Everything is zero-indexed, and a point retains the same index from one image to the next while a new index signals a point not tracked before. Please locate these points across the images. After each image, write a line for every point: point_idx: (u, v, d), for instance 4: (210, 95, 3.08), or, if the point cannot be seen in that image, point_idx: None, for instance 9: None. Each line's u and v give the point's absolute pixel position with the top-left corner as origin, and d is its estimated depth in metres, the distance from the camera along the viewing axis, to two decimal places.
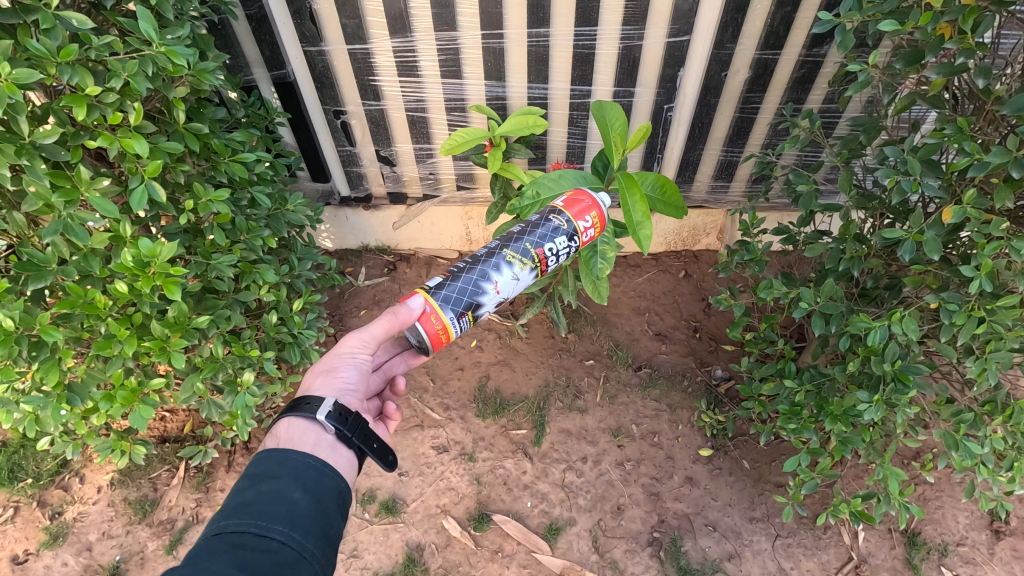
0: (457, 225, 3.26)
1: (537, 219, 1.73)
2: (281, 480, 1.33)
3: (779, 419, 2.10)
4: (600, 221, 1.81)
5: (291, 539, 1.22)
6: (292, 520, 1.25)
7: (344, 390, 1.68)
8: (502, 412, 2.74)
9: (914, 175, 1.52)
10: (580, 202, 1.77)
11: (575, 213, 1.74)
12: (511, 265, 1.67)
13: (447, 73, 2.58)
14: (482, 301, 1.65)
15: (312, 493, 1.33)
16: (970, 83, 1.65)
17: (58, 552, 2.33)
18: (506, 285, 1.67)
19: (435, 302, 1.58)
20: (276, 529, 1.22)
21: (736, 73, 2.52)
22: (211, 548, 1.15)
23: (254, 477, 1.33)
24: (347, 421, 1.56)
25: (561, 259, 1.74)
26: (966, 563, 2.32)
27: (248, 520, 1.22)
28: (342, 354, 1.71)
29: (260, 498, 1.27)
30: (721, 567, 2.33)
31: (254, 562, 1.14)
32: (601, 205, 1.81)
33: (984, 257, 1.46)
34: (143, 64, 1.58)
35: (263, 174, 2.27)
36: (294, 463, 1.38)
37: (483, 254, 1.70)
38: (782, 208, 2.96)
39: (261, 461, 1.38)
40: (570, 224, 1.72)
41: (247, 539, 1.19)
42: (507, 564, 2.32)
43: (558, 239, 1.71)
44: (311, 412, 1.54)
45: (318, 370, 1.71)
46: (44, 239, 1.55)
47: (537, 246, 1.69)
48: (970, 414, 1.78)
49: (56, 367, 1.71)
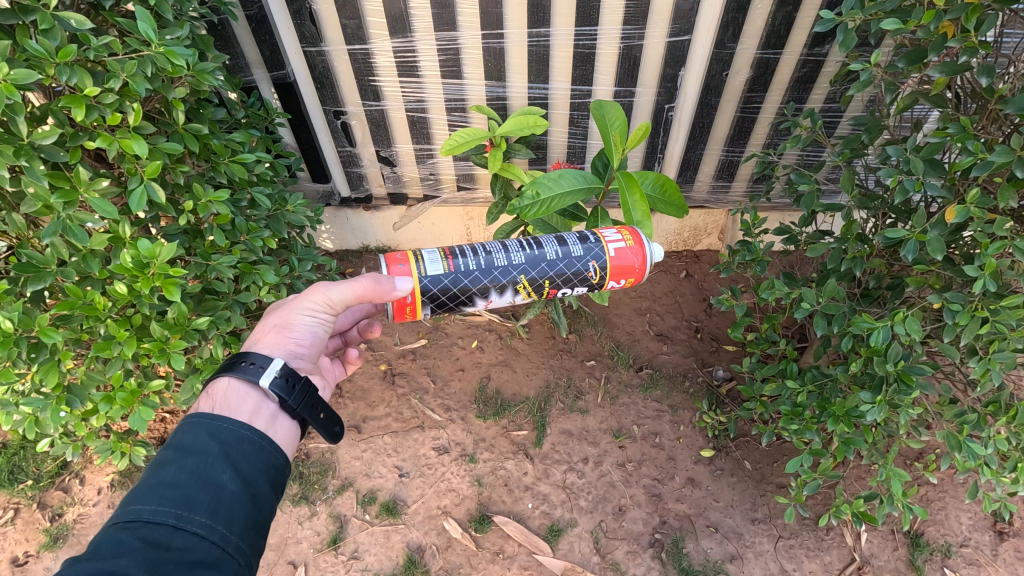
0: (458, 225, 3.26)
1: (576, 258, 1.69)
2: (209, 459, 1.27)
3: (781, 420, 2.09)
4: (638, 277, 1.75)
5: (213, 532, 1.18)
6: (215, 509, 1.21)
7: (294, 351, 1.64)
8: (503, 413, 2.73)
9: (918, 174, 1.51)
10: (630, 263, 1.71)
11: (614, 276, 1.72)
12: (516, 294, 1.71)
13: (447, 73, 2.58)
14: (467, 307, 1.71)
15: (241, 475, 1.29)
16: (973, 81, 1.64)
17: (58, 554, 2.33)
18: (498, 305, 1.73)
19: (421, 299, 1.62)
20: (195, 521, 1.18)
21: (738, 72, 2.51)
22: (122, 540, 1.11)
23: (178, 453, 1.27)
24: (293, 391, 1.52)
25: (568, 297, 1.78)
26: (970, 564, 2.31)
27: (164, 509, 1.17)
28: (299, 311, 1.65)
29: (182, 481, 1.22)
30: (723, 568, 2.31)
31: (169, 560, 1.11)
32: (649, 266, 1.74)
33: (988, 257, 1.45)
34: (142, 65, 1.57)
35: (264, 174, 2.26)
36: (224, 438, 1.32)
37: (499, 270, 1.67)
38: (784, 208, 2.95)
39: (189, 432, 1.31)
40: (601, 279, 1.71)
41: (162, 532, 1.15)
42: (508, 565, 2.31)
43: (579, 286, 1.72)
44: (254, 376, 1.49)
45: (272, 323, 1.64)
46: (43, 240, 1.55)
47: (552, 287, 1.70)
48: (974, 414, 1.77)
49: (55, 368, 1.71)
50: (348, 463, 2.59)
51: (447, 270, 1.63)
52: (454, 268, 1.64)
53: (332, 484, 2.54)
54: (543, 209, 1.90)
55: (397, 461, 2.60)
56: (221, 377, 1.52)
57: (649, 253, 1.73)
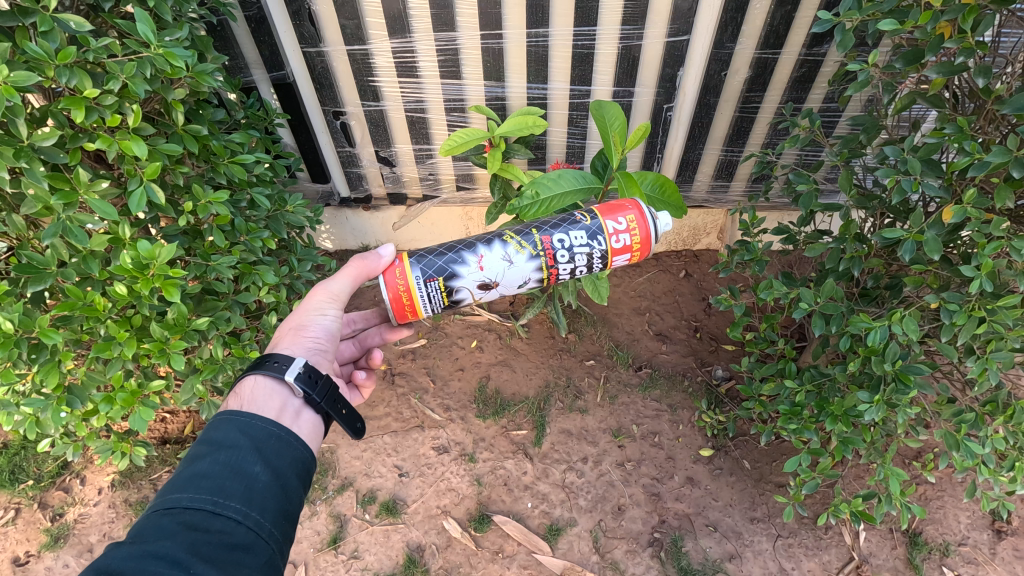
0: (457, 225, 3.26)
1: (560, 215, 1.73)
2: (240, 452, 1.28)
3: (780, 419, 2.10)
4: (642, 239, 1.67)
5: (248, 518, 1.19)
6: (249, 498, 1.22)
7: (312, 346, 1.67)
8: (502, 413, 2.74)
9: (915, 174, 1.51)
10: (621, 206, 1.69)
11: (608, 215, 1.66)
12: (507, 245, 1.67)
13: (446, 73, 2.58)
14: (460, 271, 1.66)
15: (272, 467, 1.30)
16: (971, 81, 1.64)
17: (59, 553, 2.33)
18: (492, 262, 1.66)
19: (407, 259, 1.65)
20: (231, 507, 1.18)
21: (736, 72, 2.51)
22: (162, 527, 1.12)
23: (210, 446, 1.28)
24: (316, 386, 1.54)
25: (571, 257, 1.66)
26: (968, 562, 2.31)
27: (201, 496, 1.18)
28: (311, 311, 1.72)
29: (215, 471, 1.23)
30: (722, 567, 2.32)
31: (207, 543, 1.11)
32: (648, 221, 1.68)
33: (984, 257, 1.46)
34: (142, 66, 1.58)
35: (263, 175, 2.27)
36: (255, 432, 1.33)
37: (485, 233, 1.74)
38: (783, 207, 2.95)
39: (221, 428, 1.33)
40: (595, 219, 1.66)
41: (200, 517, 1.15)
42: (508, 565, 2.32)
43: (572, 231, 1.66)
44: (279, 372, 1.52)
45: (284, 328, 1.70)
46: (43, 241, 1.55)
47: (542, 233, 1.67)
48: (971, 414, 1.78)
49: (55, 369, 1.71)
50: (348, 463, 2.60)
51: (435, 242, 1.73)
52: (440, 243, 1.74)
53: (332, 484, 2.55)
54: (542, 209, 1.90)
55: (397, 461, 2.61)
56: (243, 381, 1.54)
57: (638, 200, 1.72)
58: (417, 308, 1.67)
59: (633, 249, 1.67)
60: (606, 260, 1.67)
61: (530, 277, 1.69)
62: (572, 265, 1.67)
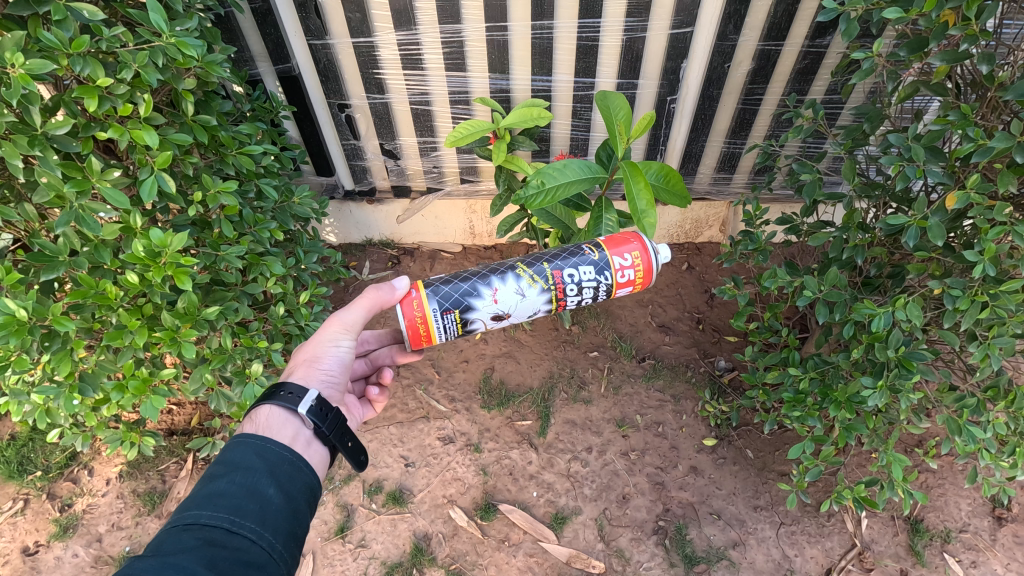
0: (461, 218, 3.28)
1: (570, 247, 1.71)
2: (256, 473, 1.30)
3: (784, 407, 2.12)
4: (645, 273, 1.68)
5: (261, 538, 1.21)
6: (263, 518, 1.24)
7: (324, 380, 1.68)
8: (507, 403, 2.76)
9: (919, 161, 1.53)
10: (625, 240, 1.69)
11: (615, 248, 1.66)
12: (519, 278, 1.66)
13: (451, 66, 2.59)
14: (474, 303, 1.65)
15: (285, 490, 1.32)
16: (974, 71, 1.66)
17: (69, 543, 2.35)
18: (505, 296, 1.65)
19: (425, 291, 1.64)
20: (246, 527, 1.20)
21: (740, 64, 2.53)
22: (181, 541, 1.13)
23: (226, 467, 1.31)
24: (326, 418, 1.54)
25: (580, 291, 1.67)
26: (969, 549, 2.34)
27: (219, 514, 1.20)
28: (325, 342, 1.70)
29: (231, 490, 1.25)
30: (726, 555, 2.35)
31: (224, 559, 1.13)
32: (651, 256, 1.68)
33: (988, 242, 1.48)
34: (154, 55, 1.60)
35: (270, 166, 2.28)
36: (269, 455, 1.36)
37: (497, 261, 1.72)
38: (786, 199, 2.97)
39: (237, 450, 1.35)
40: (602, 255, 1.66)
41: (218, 535, 1.17)
42: (513, 553, 2.35)
43: (583, 267, 1.65)
44: (293, 404, 1.51)
45: (299, 358, 1.69)
46: (56, 230, 1.56)
47: (554, 267, 1.66)
48: (973, 399, 1.80)
49: (68, 357, 1.73)
50: None
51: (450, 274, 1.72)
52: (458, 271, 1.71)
53: (339, 474, 2.56)
54: (547, 198, 1.90)
55: (403, 451, 2.63)
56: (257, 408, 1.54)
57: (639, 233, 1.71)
58: (432, 328, 1.65)
59: (636, 281, 1.68)
60: (612, 292, 1.68)
61: (541, 308, 1.69)
62: (580, 297, 1.68)
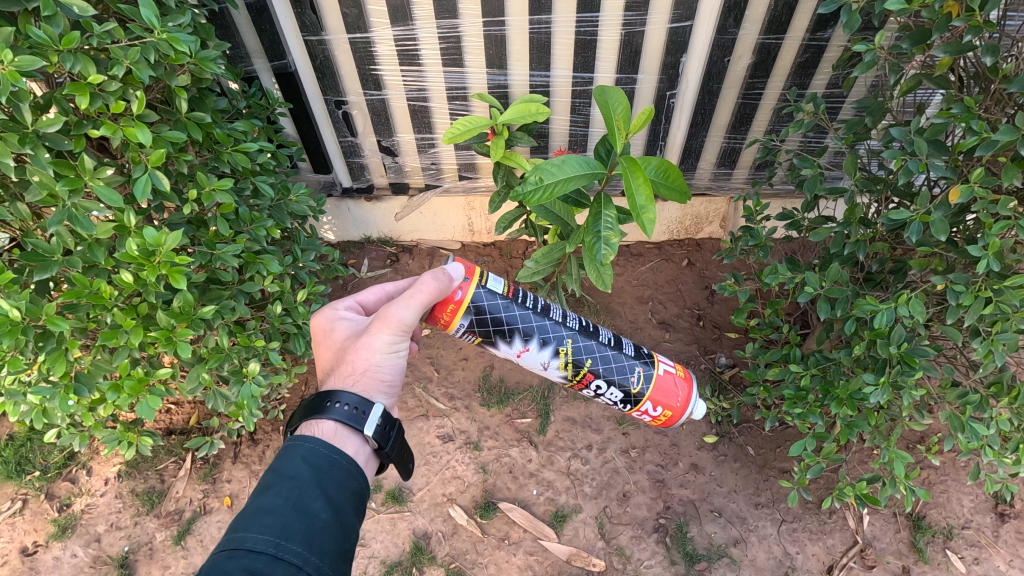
0: (459, 215, 3.26)
1: (625, 359, 1.81)
2: (303, 486, 1.30)
3: (785, 404, 2.11)
4: (663, 420, 1.90)
5: (307, 563, 1.19)
6: (309, 538, 1.23)
7: (386, 390, 1.63)
8: (506, 401, 2.74)
9: (922, 155, 1.51)
10: (674, 393, 1.84)
11: (654, 394, 1.83)
12: (554, 357, 1.76)
13: (448, 61, 2.57)
14: (501, 346, 1.71)
15: (332, 504, 1.31)
16: (977, 63, 1.64)
17: (68, 543, 2.35)
18: (529, 357, 1.75)
19: (466, 301, 1.61)
20: (292, 550, 1.19)
21: (739, 58, 2.50)
22: (229, 567, 1.12)
23: (276, 477, 1.31)
24: (389, 438, 1.53)
25: (596, 393, 1.84)
26: (971, 545, 2.33)
27: (265, 536, 1.19)
28: (382, 348, 1.60)
29: (280, 507, 1.25)
30: (727, 552, 2.34)
31: None
32: (683, 415, 1.87)
33: (992, 237, 1.45)
34: (146, 51, 1.58)
35: (266, 164, 2.26)
36: (318, 461, 1.36)
37: (551, 318, 1.75)
38: (787, 194, 2.94)
39: (286, 459, 1.35)
40: (640, 392, 1.82)
41: (264, 561, 1.15)
42: (513, 551, 2.34)
43: (614, 388, 1.81)
44: (360, 423, 1.48)
45: (357, 363, 1.58)
46: (49, 229, 1.55)
47: (588, 368, 1.79)
48: (976, 396, 1.78)
49: (63, 357, 1.71)
50: None
51: (506, 295, 1.67)
52: (514, 301, 1.68)
53: None
54: (545, 194, 1.84)
55: None
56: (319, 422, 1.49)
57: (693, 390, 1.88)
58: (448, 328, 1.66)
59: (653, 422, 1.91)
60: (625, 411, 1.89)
61: (555, 379, 1.85)
62: (594, 395, 1.86)
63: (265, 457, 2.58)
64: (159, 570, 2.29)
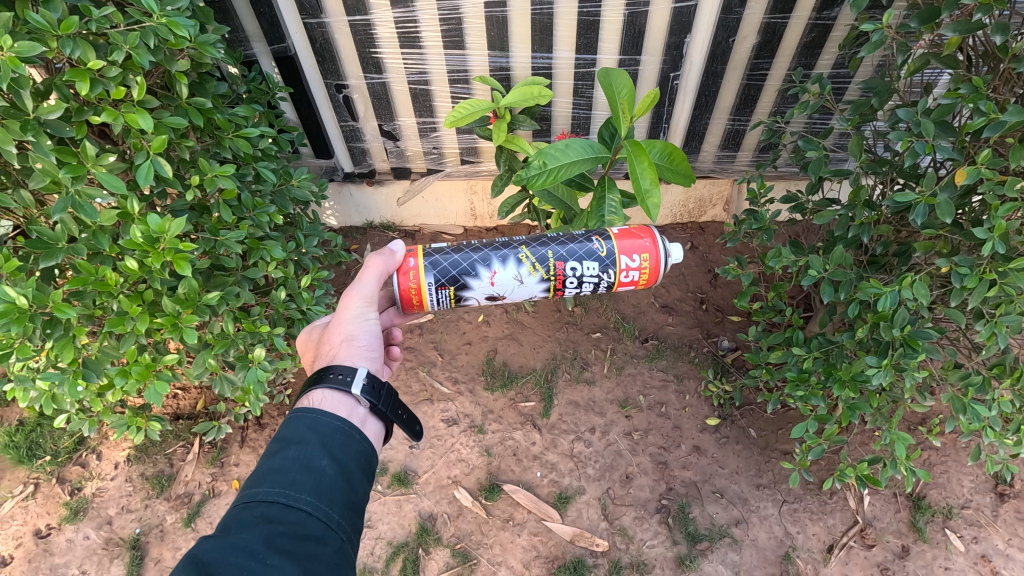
0: (462, 199, 3.25)
1: (578, 236, 1.71)
2: (309, 447, 1.30)
3: (787, 386, 2.12)
4: (649, 274, 1.70)
5: (318, 511, 1.22)
6: (317, 490, 1.24)
7: (369, 356, 1.64)
8: (510, 385, 2.76)
9: (929, 136, 1.49)
10: (637, 238, 1.69)
11: (622, 246, 1.68)
12: (521, 266, 1.67)
13: (449, 43, 2.54)
14: (472, 283, 1.68)
15: (338, 461, 1.31)
16: (986, 41, 1.61)
17: (80, 526, 2.39)
18: (503, 279, 1.68)
19: (422, 262, 1.66)
20: (303, 500, 1.22)
21: (745, 38, 2.47)
22: (243, 519, 1.17)
23: (283, 437, 1.32)
24: (381, 395, 1.53)
25: (580, 284, 1.70)
26: (971, 524, 2.35)
27: (275, 489, 1.22)
28: (353, 319, 1.66)
29: (288, 466, 1.26)
30: (729, 532, 2.37)
31: (281, 535, 1.15)
32: (661, 254, 1.69)
33: (997, 219, 1.45)
34: (145, 36, 1.57)
35: (267, 149, 2.25)
36: (321, 427, 1.35)
37: (501, 242, 1.72)
38: (791, 176, 2.92)
39: (292, 424, 1.36)
40: (611, 254, 1.67)
41: (275, 511, 1.19)
42: (518, 532, 2.38)
43: (587, 262, 1.67)
44: (345, 385, 1.50)
45: (334, 339, 1.65)
46: (53, 216, 1.55)
47: (557, 257, 1.67)
48: (979, 377, 1.77)
49: (70, 344, 1.72)
50: None
51: (452, 245, 1.71)
52: (458, 246, 1.72)
53: None
54: (550, 178, 1.85)
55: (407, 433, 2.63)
56: (308, 392, 1.51)
57: (653, 228, 1.71)
58: (423, 302, 1.70)
59: (639, 284, 1.71)
60: (613, 289, 1.72)
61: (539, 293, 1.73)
62: (579, 289, 1.71)
63: None
64: (170, 552, 2.34)
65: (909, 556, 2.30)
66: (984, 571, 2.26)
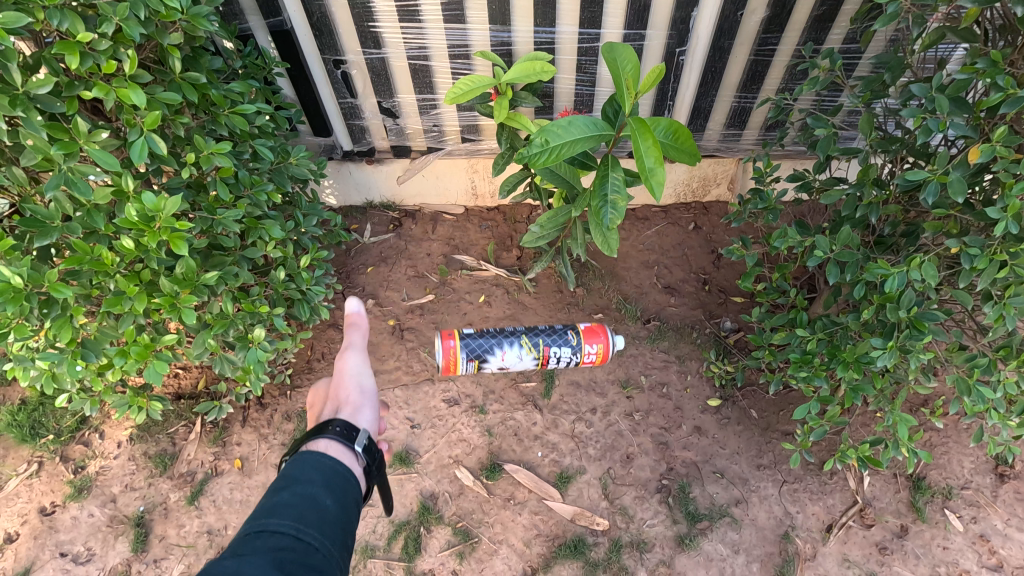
0: (462, 178, 3.21)
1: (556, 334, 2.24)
2: (313, 485, 1.33)
3: (790, 367, 2.11)
4: None
5: (323, 546, 1.22)
6: (322, 524, 1.26)
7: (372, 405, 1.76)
8: (511, 365, 2.75)
9: (943, 113, 1.45)
10: None
11: None
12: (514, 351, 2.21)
13: (449, 17, 2.47)
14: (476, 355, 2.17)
15: (339, 501, 1.34)
16: (1005, 14, 1.56)
17: (84, 504, 2.40)
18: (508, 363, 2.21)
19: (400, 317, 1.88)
20: (309, 533, 1.22)
21: (753, 12, 2.40)
22: (253, 546, 1.16)
23: (287, 477, 1.34)
24: (375, 459, 1.55)
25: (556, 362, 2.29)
26: (970, 505, 2.36)
27: (284, 521, 1.22)
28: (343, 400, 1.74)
29: (293, 500, 1.28)
30: (729, 512, 2.39)
31: (291, 562, 1.15)
32: None
33: (1011, 198, 1.42)
34: (135, 8, 1.52)
35: (264, 126, 2.21)
36: (323, 468, 1.40)
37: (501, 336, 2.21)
38: (798, 155, 2.86)
39: (295, 466, 1.38)
40: None
41: (285, 541, 1.19)
42: (519, 511, 2.40)
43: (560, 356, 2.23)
44: (347, 441, 1.51)
45: (350, 389, 1.77)
46: (46, 194, 1.53)
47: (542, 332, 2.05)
48: (985, 359, 1.77)
49: (68, 324, 1.71)
50: None
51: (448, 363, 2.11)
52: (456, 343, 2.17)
53: None
54: (552, 157, 1.80)
55: (409, 413, 2.63)
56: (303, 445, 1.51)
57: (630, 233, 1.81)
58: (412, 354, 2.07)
59: None
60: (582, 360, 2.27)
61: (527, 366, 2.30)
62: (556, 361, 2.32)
63: (274, 421, 2.61)
64: (174, 529, 2.36)
65: (907, 535, 2.32)
66: (982, 551, 2.27)
